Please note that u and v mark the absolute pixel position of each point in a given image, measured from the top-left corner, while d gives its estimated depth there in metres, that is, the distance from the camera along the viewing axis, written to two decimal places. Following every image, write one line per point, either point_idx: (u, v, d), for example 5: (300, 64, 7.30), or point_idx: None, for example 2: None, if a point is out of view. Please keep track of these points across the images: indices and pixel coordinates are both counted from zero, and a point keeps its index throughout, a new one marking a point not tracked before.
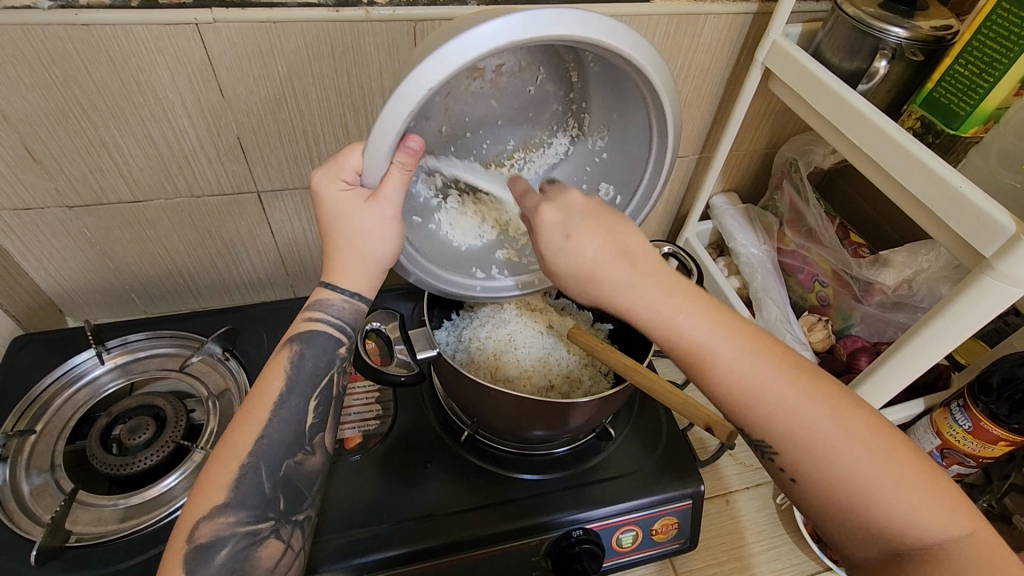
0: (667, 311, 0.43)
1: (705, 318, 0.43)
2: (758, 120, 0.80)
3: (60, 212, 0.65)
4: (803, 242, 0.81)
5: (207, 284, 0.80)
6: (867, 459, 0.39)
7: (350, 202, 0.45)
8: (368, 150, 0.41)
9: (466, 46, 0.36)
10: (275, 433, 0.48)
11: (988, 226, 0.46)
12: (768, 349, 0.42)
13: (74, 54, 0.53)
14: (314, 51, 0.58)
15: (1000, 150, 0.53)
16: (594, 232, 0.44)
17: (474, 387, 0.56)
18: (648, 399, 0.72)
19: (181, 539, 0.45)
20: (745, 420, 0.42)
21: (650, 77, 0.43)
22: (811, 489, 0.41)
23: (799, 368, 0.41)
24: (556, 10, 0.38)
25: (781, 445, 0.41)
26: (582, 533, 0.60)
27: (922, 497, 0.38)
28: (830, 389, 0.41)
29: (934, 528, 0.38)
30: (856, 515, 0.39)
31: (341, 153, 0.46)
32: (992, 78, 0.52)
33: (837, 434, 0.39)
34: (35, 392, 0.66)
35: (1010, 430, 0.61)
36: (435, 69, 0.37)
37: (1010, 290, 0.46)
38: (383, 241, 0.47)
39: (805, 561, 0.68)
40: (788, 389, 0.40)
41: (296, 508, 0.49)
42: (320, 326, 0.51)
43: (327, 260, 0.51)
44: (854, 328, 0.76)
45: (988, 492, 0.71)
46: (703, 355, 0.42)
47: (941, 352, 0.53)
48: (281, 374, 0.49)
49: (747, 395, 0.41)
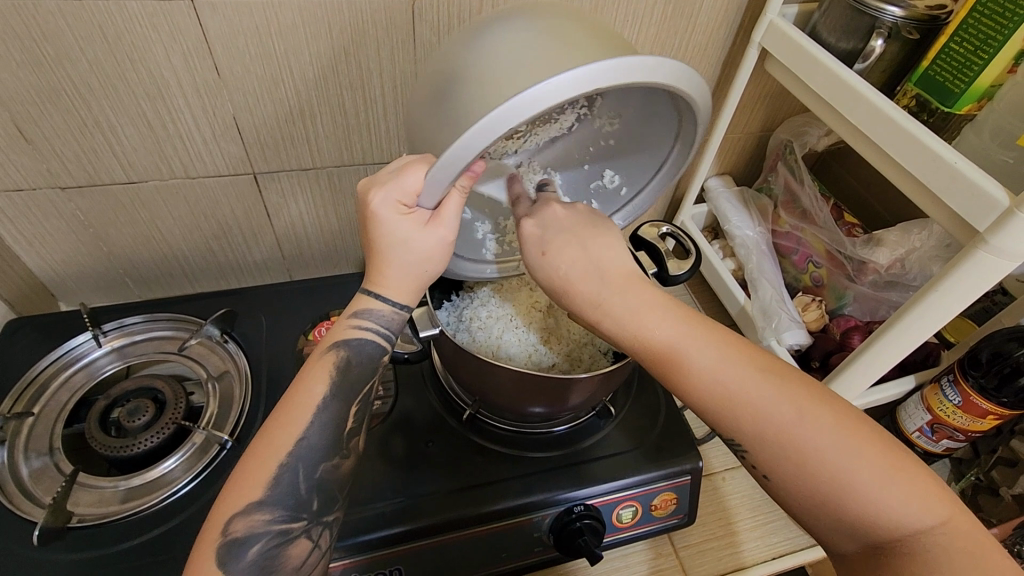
0: (634, 314, 0.45)
1: (675, 322, 0.45)
2: (754, 102, 0.80)
3: (52, 194, 0.64)
4: (798, 223, 0.82)
5: (202, 268, 0.79)
6: (836, 452, 0.38)
7: (411, 224, 0.46)
8: (431, 175, 0.40)
9: (542, 92, 0.36)
10: (314, 435, 0.48)
11: (982, 201, 0.46)
12: (729, 348, 0.43)
13: (67, 31, 0.53)
14: (312, 28, 0.58)
15: (994, 127, 0.54)
16: (568, 248, 0.48)
17: (475, 365, 0.56)
18: (647, 379, 0.73)
19: (215, 532, 0.45)
20: (717, 419, 0.42)
21: (700, 113, 0.44)
22: (785, 485, 0.40)
23: (764, 367, 0.42)
24: (631, 61, 0.37)
25: (748, 441, 0.41)
26: (583, 509, 0.61)
27: (901, 491, 0.37)
28: (797, 386, 0.41)
29: (913, 519, 0.37)
30: (832, 511, 0.38)
31: (400, 173, 0.44)
32: (986, 55, 0.53)
33: (804, 426, 0.39)
34: (31, 374, 0.65)
35: (998, 403, 0.62)
36: (515, 112, 0.36)
37: (1000, 262, 0.47)
38: (437, 261, 0.48)
39: (799, 535, 0.69)
40: (749, 383, 0.41)
41: (327, 509, 0.49)
42: (366, 334, 0.51)
43: (369, 269, 0.50)
44: (847, 308, 0.78)
45: (975, 466, 0.73)
46: (668, 356, 0.44)
47: (933, 328, 0.54)
48: (324, 378, 0.49)
49: (711, 393, 0.42)
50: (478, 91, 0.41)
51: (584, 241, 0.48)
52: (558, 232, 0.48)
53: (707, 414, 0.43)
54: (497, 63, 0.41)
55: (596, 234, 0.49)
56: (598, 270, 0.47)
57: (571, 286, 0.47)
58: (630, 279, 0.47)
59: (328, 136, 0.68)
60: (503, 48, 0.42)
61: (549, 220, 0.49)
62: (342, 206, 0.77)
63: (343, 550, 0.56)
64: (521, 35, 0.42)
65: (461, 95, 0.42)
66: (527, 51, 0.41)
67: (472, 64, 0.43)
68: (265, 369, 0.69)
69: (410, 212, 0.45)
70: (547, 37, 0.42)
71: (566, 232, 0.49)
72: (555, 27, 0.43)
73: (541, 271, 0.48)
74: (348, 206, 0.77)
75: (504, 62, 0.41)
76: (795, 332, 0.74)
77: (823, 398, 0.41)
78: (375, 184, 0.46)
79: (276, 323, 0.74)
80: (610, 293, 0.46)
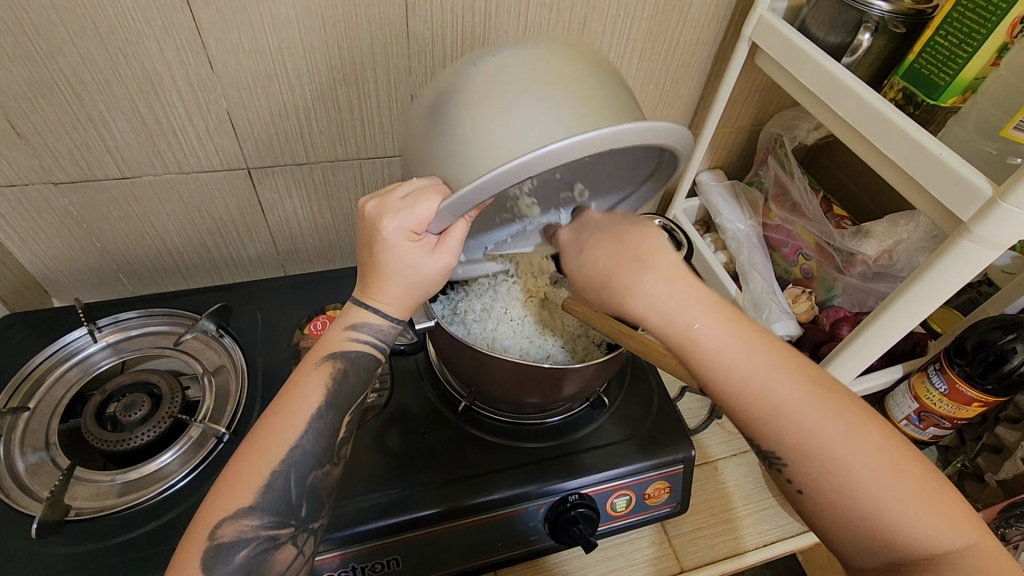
0: (682, 315, 0.43)
1: (722, 326, 0.43)
2: (744, 98, 0.81)
3: (45, 189, 0.64)
4: (787, 216, 0.83)
5: (196, 264, 0.79)
6: (878, 473, 0.37)
7: (418, 251, 0.46)
8: (448, 202, 0.40)
9: (570, 148, 0.37)
10: (309, 441, 0.47)
11: (966, 191, 0.47)
12: (777, 355, 0.42)
13: (60, 26, 0.53)
14: (305, 23, 0.58)
15: (978, 119, 0.55)
16: (605, 245, 0.49)
17: (471, 356, 0.57)
18: (640, 372, 0.74)
19: (202, 535, 0.44)
20: (760, 427, 0.41)
21: (684, 156, 0.46)
22: (817, 502, 0.39)
23: (811, 381, 0.41)
24: (649, 125, 0.39)
25: (786, 453, 0.40)
26: (577, 498, 0.62)
27: (935, 509, 0.37)
28: (842, 403, 0.40)
29: (942, 541, 0.36)
30: (866, 530, 0.37)
31: (414, 202, 0.43)
32: (970, 49, 0.55)
33: (846, 443, 0.38)
34: (27, 368, 0.65)
35: (983, 391, 0.64)
36: (540, 161, 0.37)
37: (983, 251, 0.48)
38: (435, 286, 0.48)
39: (790, 522, 0.71)
40: (796, 397, 0.40)
41: (315, 515, 0.48)
42: (361, 346, 0.50)
43: (364, 280, 0.49)
44: (836, 299, 0.79)
45: (962, 453, 0.74)
46: (713, 360, 0.42)
47: (906, 329, 0.57)
48: (319, 389, 0.49)
49: (757, 399, 0.41)
50: (482, 102, 0.42)
51: (621, 235, 0.49)
52: (592, 232, 0.50)
53: (744, 419, 0.41)
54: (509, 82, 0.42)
55: (632, 228, 0.49)
56: (639, 257, 0.46)
57: (608, 278, 0.47)
58: (676, 271, 0.46)
59: (323, 131, 0.68)
60: (508, 65, 0.43)
61: (586, 225, 0.51)
62: (336, 201, 0.77)
63: (330, 543, 0.56)
64: (516, 57, 0.43)
65: (460, 102, 0.43)
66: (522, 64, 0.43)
67: (471, 77, 0.44)
68: (260, 364, 0.70)
69: (419, 239, 0.45)
70: (547, 55, 0.43)
71: (601, 230, 0.51)
72: (556, 50, 0.45)
73: (579, 268, 0.49)
74: (343, 202, 0.78)
75: (503, 80, 0.42)
76: (785, 324, 0.75)
77: (862, 416, 0.40)
78: (385, 208, 0.45)
79: (272, 317, 0.74)
80: (645, 286, 0.45)
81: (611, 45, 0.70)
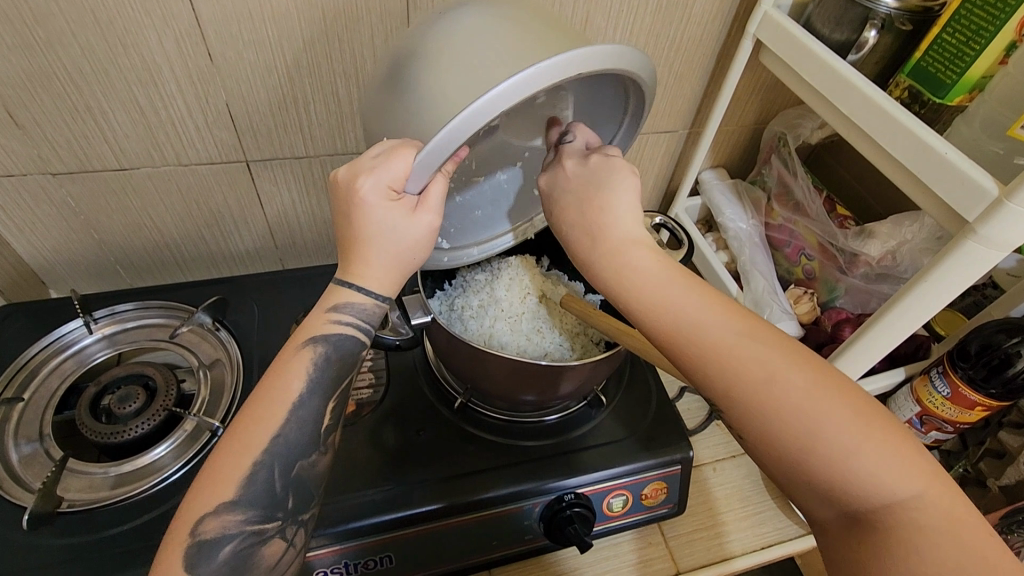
0: (619, 273, 0.44)
1: (655, 273, 0.43)
2: (748, 95, 0.80)
3: (44, 179, 0.64)
4: (791, 215, 0.82)
5: (194, 256, 0.79)
6: (816, 415, 0.36)
7: (398, 212, 0.44)
8: (431, 145, 0.39)
9: (544, 72, 0.37)
10: (290, 433, 0.46)
11: (972, 192, 0.46)
12: (716, 304, 0.41)
13: (57, 14, 0.52)
14: (305, 14, 0.58)
15: (985, 118, 0.55)
16: (568, 209, 0.47)
17: (465, 351, 0.57)
18: (639, 372, 0.73)
19: (182, 534, 0.43)
20: (694, 373, 0.40)
21: (648, 104, 0.48)
22: (761, 447, 0.38)
23: (750, 324, 0.40)
24: (617, 48, 0.40)
25: (724, 399, 0.39)
26: (574, 497, 0.61)
27: (885, 450, 0.35)
28: (780, 345, 0.39)
29: (892, 487, 0.34)
30: (809, 476, 0.36)
31: (388, 157, 0.42)
32: (978, 46, 0.54)
33: (782, 383, 0.37)
34: (23, 359, 0.65)
35: (987, 394, 0.63)
36: (514, 90, 0.37)
37: (990, 253, 0.47)
38: (422, 250, 0.47)
39: (788, 525, 0.70)
40: (731, 342, 0.39)
41: (302, 508, 0.48)
42: (344, 329, 0.48)
43: (346, 257, 0.47)
44: (838, 300, 0.77)
45: (963, 458, 0.74)
46: (656, 314, 0.42)
47: (924, 316, 0.54)
48: (302, 374, 0.47)
49: (688, 339, 0.40)
50: (472, 76, 0.41)
51: (585, 202, 0.47)
52: (565, 194, 0.48)
53: (681, 367, 0.41)
54: (484, 52, 0.41)
55: (601, 193, 0.46)
56: (594, 230, 0.46)
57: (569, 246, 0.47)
58: (624, 243, 0.45)
59: (322, 124, 0.68)
60: (486, 49, 0.41)
61: (560, 180, 0.48)
62: None
63: (325, 538, 0.55)
64: (493, 41, 0.42)
65: (432, 77, 0.42)
66: (496, 38, 0.42)
67: (438, 58, 0.43)
68: (256, 358, 0.69)
69: (398, 199, 0.44)
70: (530, 42, 0.42)
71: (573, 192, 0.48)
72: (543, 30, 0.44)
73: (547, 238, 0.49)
74: None
75: (486, 62, 0.41)
76: (786, 324, 0.75)
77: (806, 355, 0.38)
78: (359, 169, 0.43)
79: (270, 311, 0.74)
80: (597, 250, 0.46)
81: (614, 39, 0.70)
